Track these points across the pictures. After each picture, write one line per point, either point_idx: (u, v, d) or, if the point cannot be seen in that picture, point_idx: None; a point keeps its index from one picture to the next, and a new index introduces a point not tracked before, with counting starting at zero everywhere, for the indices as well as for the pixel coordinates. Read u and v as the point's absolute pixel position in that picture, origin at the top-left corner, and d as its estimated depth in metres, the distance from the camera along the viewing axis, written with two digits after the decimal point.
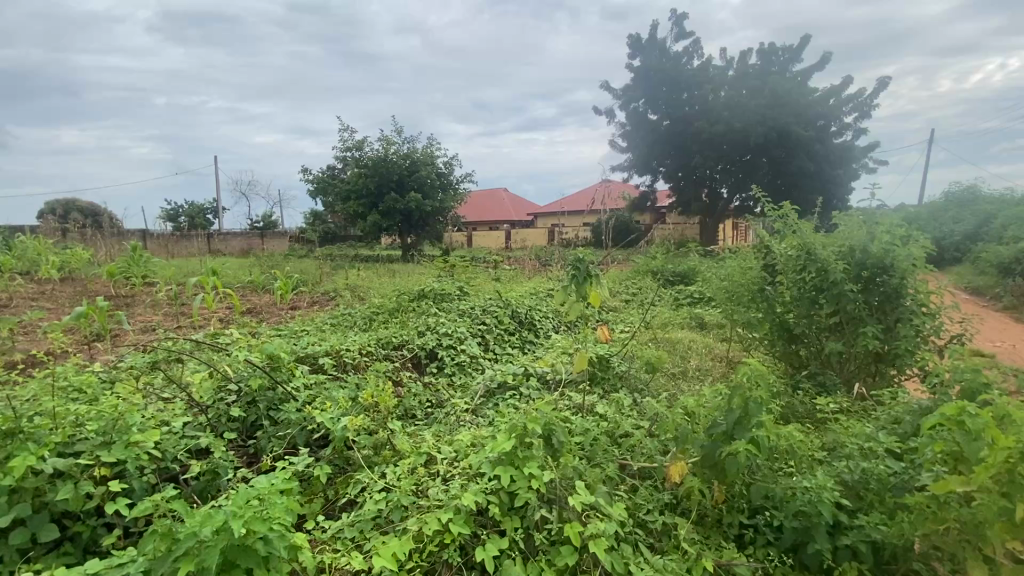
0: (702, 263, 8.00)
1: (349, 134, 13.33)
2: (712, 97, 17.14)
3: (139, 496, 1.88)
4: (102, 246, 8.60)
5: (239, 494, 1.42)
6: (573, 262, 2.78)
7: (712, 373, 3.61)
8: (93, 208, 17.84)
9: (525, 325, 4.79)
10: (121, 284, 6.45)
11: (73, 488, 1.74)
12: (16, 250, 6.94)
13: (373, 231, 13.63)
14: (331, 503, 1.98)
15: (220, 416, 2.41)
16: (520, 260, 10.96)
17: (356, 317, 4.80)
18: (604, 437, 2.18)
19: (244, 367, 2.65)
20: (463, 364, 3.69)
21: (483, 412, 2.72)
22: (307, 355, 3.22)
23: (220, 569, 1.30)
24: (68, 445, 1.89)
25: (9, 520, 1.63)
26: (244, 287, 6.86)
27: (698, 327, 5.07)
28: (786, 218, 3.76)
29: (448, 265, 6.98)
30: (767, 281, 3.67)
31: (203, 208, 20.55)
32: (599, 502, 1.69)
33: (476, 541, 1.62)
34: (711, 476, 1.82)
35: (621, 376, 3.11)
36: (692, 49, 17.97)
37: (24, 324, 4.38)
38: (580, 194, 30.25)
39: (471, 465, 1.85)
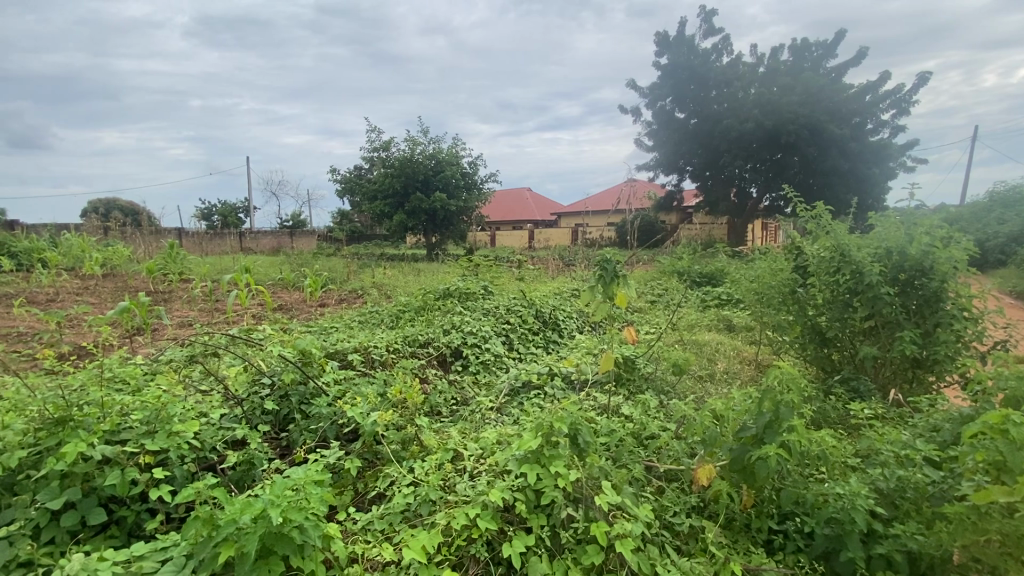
0: (729, 264, 7.86)
1: (376, 134, 13.59)
2: (741, 95, 16.80)
3: (181, 484, 1.97)
4: (141, 244, 8.96)
5: (275, 483, 1.47)
6: (600, 261, 2.76)
7: (741, 376, 3.55)
8: (133, 208, 18.62)
9: (548, 324, 4.79)
10: (159, 280, 6.70)
11: (119, 475, 1.82)
12: (61, 247, 7.26)
13: (398, 230, 13.83)
14: (361, 496, 2.03)
15: (254, 409, 2.50)
16: (544, 260, 10.97)
17: (383, 315, 4.89)
18: (630, 437, 2.18)
19: (278, 362, 2.73)
20: (487, 362, 3.73)
21: (508, 410, 2.74)
22: (337, 351, 3.30)
23: (260, 554, 1.35)
24: (115, 433, 1.98)
25: (61, 503, 1.74)
26: (275, 285, 7.06)
27: (726, 329, 4.98)
28: (819, 218, 3.67)
29: (472, 265, 7.03)
30: (798, 282, 3.58)
31: (235, 208, 21.18)
32: (625, 503, 1.69)
33: (503, 537, 1.64)
34: (740, 479, 1.80)
35: (647, 377, 3.10)
36: (721, 45, 17.66)
37: (71, 318, 4.61)
38: (604, 194, 30.04)
39: (498, 463, 1.87)
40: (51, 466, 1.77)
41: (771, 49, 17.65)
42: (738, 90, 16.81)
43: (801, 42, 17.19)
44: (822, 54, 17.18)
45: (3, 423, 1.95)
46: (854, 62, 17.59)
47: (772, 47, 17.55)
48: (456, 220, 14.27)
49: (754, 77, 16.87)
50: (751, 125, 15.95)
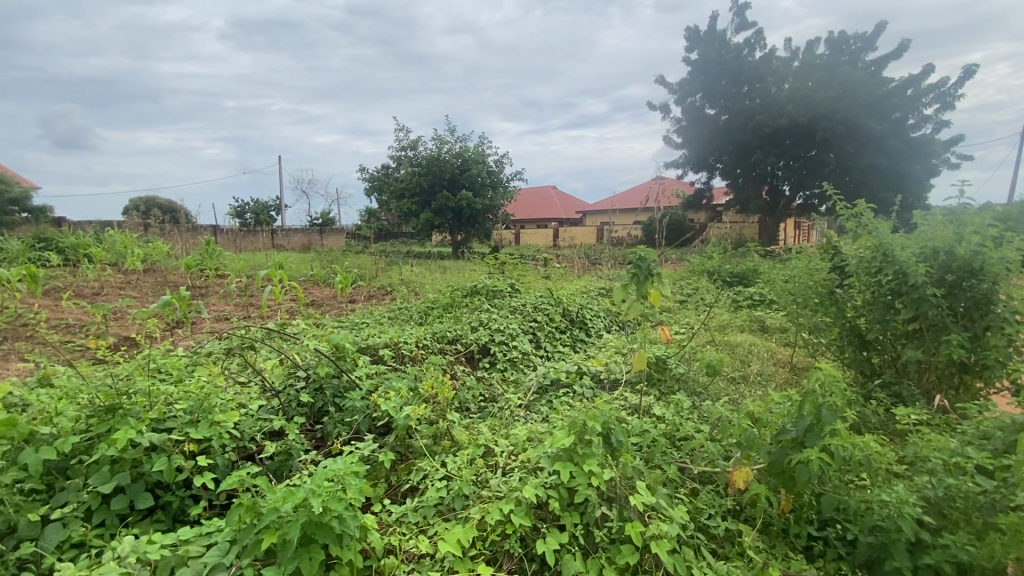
0: (761, 264, 7.67)
1: (404, 134, 13.81)
2: (775, 90, 16.35)
3: (223, 472, 2.04)
4: (179, 241, 9.29)
5: (316, 473, 1.50)
6: (633, 258, 2.73)
7: (776, 379, 3.45)
8: (171, 206, 19.34)
9: (576, 323, 4.76)
10: (197, 275, 6.92)
11: (166, 461, 1.90)
12: (105, 242, 7.56)
13: (425, 228, 13.97)
14: (394, 489, 2.06)
15: (291, 400, 2.57)
16: (570, 258, 10.92)
17: (412, 312, 4.95)
18: (662, 438, 2.14)
19: (312, 356, 2.80)
20: (515, 360, 3.73)
21: (537, 408, 2.74)
22: (368, 347, 3.37)
23: (301, 542, 1.40)
24: (161, 421, 2.06)
25: (112, 487, 1.82)
26: (306, 281, 7.21)
27: (759, 331, 4.86)
28: (859, 217, 3.53)
29: (498, 262, 7.05)
30: (837, 283, 3.46)
31: (267, 206, 21.79)
32: (659, 504, 1.68)
33: (537, 534, 1.63)
34: (778, 483, 1.76)
35: (679, 378, 3.04)
36: (754, 40, 17.22)
37: (116, 311, 4.81)
38: (630, 192, 29.73)
39: (530, 459, 1.87)
40: (103, 451, 1.85)
41: (806, 43, 17.13)
42: (771, 85, 16.36)
43: (838, 35, 16.61)
44: (862, 47, 16.58)
45: (57, 409, 2.04)
46: (895, 54, 16.93)
47: (808, 41, 17.03)
48: (482, 218, 14.31)
49: (789, 72, 16.41)
50: (784, 120, 15.49)
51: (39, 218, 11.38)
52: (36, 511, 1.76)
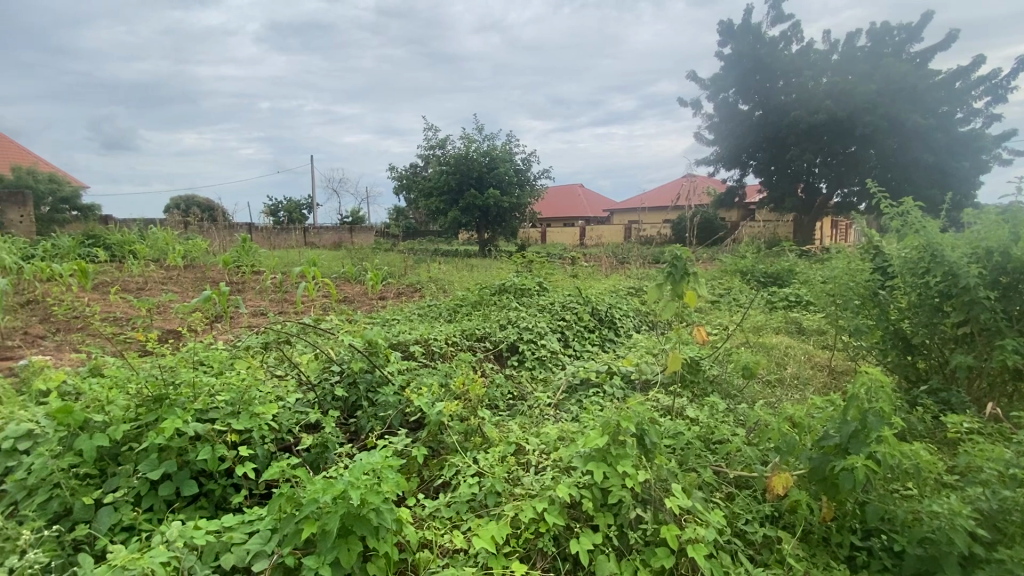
0: (798, 264, 7.45)
1: (433, 133, 13.97)
2: (812, 84, 15.81)
3: (263, 462, 2.10)
4: (217, 239, 9.61)
5: (355, 466, 1.53)
6: (669, 257, 2.67)
7: (815, 383, 3.34)
8: (209, 204, 20.02)
9: (605, 322, 4.72)
10: (234, 272, 7.15)
11: (210, 451, 1.97)
12: (148, 239, 7.87)
13: (452, 226, 14.09)
14: (427, 484, 2.08)
15: (326, 395, 2.63)
16: (598, 256, 10.83)
17: (440, 309, 4.99)
18: (697, 441, 2.10)
19: (347, 351, 2.86)
20: (543, 359, 3.72)
21: (567, 407, 2.72)
22: (400, 343, 3.42)
23: (340, 534, 1.43)
24: (205, 411, 2.13)
25: (159, 474, 1.90)
26: (338, 278, 7.37)
27: (795, 333, 4.71)
28: (907, 215, 3.39)
29: (526, 261, 7.04)
30: (881, 284, 3.32)
31: (299, 204, 22.35)
32: (695, 507, 1.65)
33: (570, 533, 1.62)
34: (820, 490, 1.71)
35: (713, 380, 2.97)
36: (791, 33, 16.69)
37: (159, 306, 5.01)
38: (660, 190, 29.26)
39: (563, 459, 1.85)
40: (152, 439, 1.94)
41: (846, 35, 16.52)
42: (808, 79, 15.82)
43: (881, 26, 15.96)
44: (906, 39, 15.88)
45: (109, 398, 2.14)
46: (943, 45, 16.17)
47: (848, 33, 16.42)
48: (509, 217, 14.34)
49: (827, 65, 15.84)
50: (822, 115, 14.95)
51: (88, 215, 11.96)
52: (91, 494, 1.86)
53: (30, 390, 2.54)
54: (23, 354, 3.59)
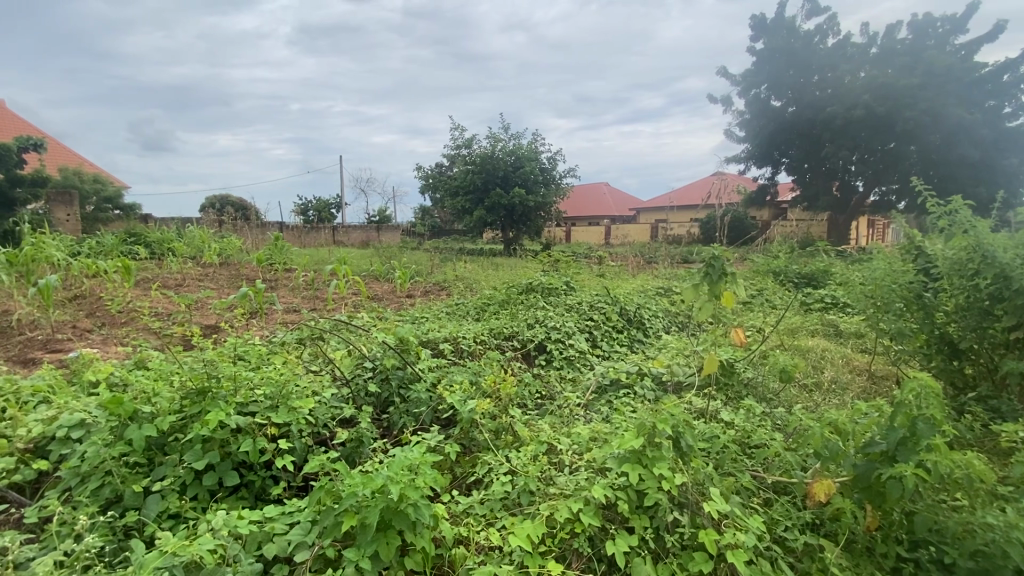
0: (835, 265, 7.23)
1: (458, 133, 14.08)
2: (849, 79, 15.30)
3: (300, 455, 2.15)
4: (250, 238, 9.89)
5: (395, 461, 1.56)
6: (705, 257, 2.63)
7: (854, 388, 3.22)
8: (242, 204, 20.59)
9: (633, 323, 4.67)
10: (268, 270, 7.34)
11: (251, 443, 2.03)
12: (186, 237, 8.13)
13: (478, 226, 14.15)
14: (459, 481, 2.11)
15: (359, 390, 2.67)
16: (624, 256, 10.72)
17: (468, 308, 5.03)
18: (733, 445, 2.06)
19: (379, 348, 2.91)
20: (571, 358, 3.71)
21: (597, 408, 2.70)
22: (430, 340, 3.47)
23: (379, 528, 1.46)
24: (245, 405, 2.20)
25: (204, 464, 1.97)
26: (367, 276, 7.50)
27: (833, 336, 4.57)
28: (954, 215, 3.25)
29: (552, 260, 7.02)
30: (927, 286, 3.18)
31: (328, 203, 22.80)
32: (734, 512, 1.62)
33: (604, 534, 1.62)
34: (864, 499, 1.66)
35: (748, 383, 2.91)
36: (827, 26, 16.17)
37: (198, 302, 5.19)
38: (688, 189, 28.78)
39: (596, 459, 1.85)
40: (197, 430, 2.01)
41: (886, 28, 15.93)
42: (845, 73, 15.33)
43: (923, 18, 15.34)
44: (950, 30, 15.24)
45: (155, 390, 2.23)
46: (990, 37, 15.46)
47: (888, 25, 15.84)
48: (534, 216, 14.33)
49: (865, 59, 15.30)
50: (860, 111, 14.45)
51: (129, 214, 12.47)
52: (140, 482, 1.93)
53: (81, 380, 2.67)
54: (73, 346, 3.77)
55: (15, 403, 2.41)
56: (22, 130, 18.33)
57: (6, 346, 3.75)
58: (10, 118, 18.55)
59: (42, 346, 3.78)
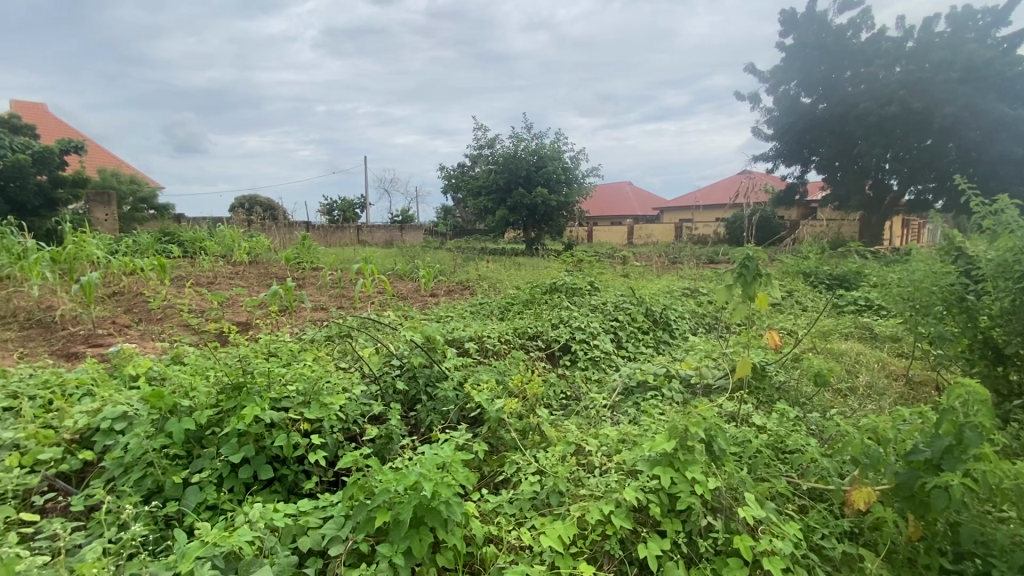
0: (868, 266, 7.01)
1: (482, 133, 14.18)
2: (884, 74, 14.81)
3: (332, 450, 2.19)
4: (278, 237, 10.11)
5: (427, 459, 1.58)
6: (738, 257, 2.58)
7: (891, 393, 3.13)
8: (269, 203, 21.05)
9: (659, 324, 4.61)
10: (296, 268, 7.48)
11: (286, 438, 2.08)
12: (217, 236, 8.34)
13: (500, 225, 14.18)
14: (488, 480, 2.12)
15: (388, 388, 2.70)
16: (648, 256, 10.60)
17: (492, 307, 5.05)
18: (767, 449, 2.02)
19: (407, 346, 2.94)
20: (597, 359, 3.69)
21: (624, 410, 2.68)
22: (456, 339, 3.49)
23: (411, 525, 1.49)
24: (279, 400, 2.25)
25: (239, 457, 2.02)
26: (391, 275, 7.58)
27: (868, 340, 4.42)
28: (999, 214, 3.12)
29: (576, 260, 6.99)
30: (969, 289, 3.05)
31: (353, 203, 23.16)
32: (770, 518, 1.59)
33: (636, 537, 1.61)
34: (907, 508, 1.61)
35: (780, 387, 2.84)
36: (860, 20, 15.68)
37: (230, 299, 5.34)
38: (714, 188, 28.28)
39: (626, 461, 1.83)
40: (233, 424, 2.06)
41: (923, 21, 15.38)
42: (879, 68, 14.84)
43: (963, 10, 14.75)
44: (991, 22, 14.61)
45: (193, 384, 2.29)
46: None
47: (925, 18, 15.27)
48: (556, 216, 14.29)
49: (901, 53, 14.79)
50: (895, 107, 13.99)
51: (163, 214, 12.88)
52: (179, 474, 2.00)
53: (122, 374, 2.77)
54: (112, 341, 3.91)
55: (61, 396, 2.51)
56: (64, 134, 19.13)
57: (50, 340, 3.92)
58: (52, 121, 19.34)
59: (84, 340, 3.94)
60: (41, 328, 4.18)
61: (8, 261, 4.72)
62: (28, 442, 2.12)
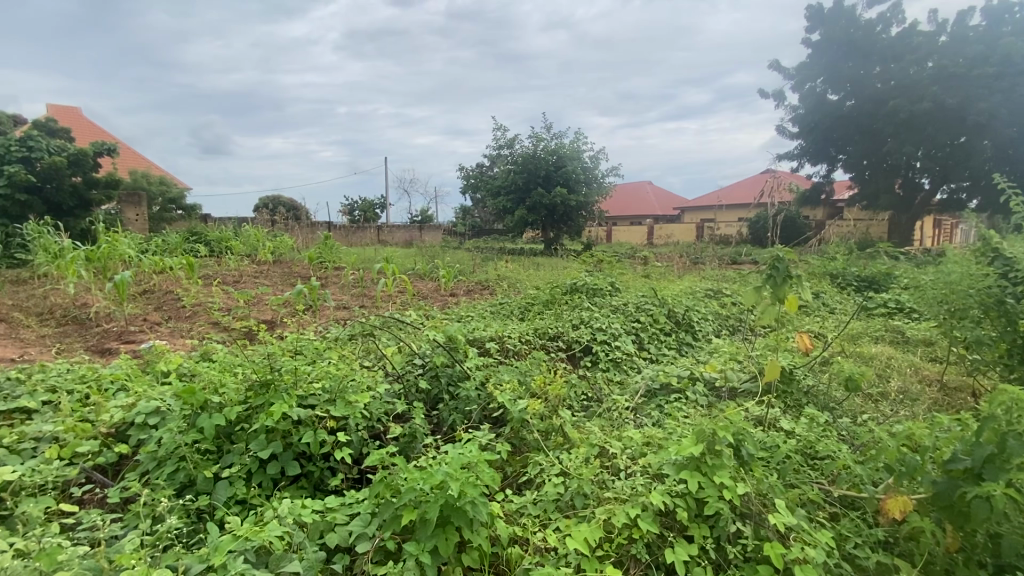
0: (898, 268, 6.82)
1: (501, 134, 14.22)
2: (916, 69, 14.38)
3: (357, 447, 2.22)
4: (301, 237, 10.29)
5: (453, 459, 1.60)
6: (767, 259, 2.53)
7: (925, 399, 3.03)
8: (292, 203, 21.44)
9: (681, 325, 4.55)
10: (318, 267, 7.60)
11: (312, 434, 2.12)
12: (242, 236, 8.52)
13: (519, 225, 14.18)
14: (511, 480, 2.12)
15: (411, 386, 2.73)
16: (669, 256, 10.48)
17: (512, 307, 5.05)
18: (796, 455, 1.98)
19: (429, 345, 2.97)
20: (618, 361, 3.66)
21: (647, 412, 2.65)
22: (477, 339, 3.51)
23: (437, 523, 1.50)
24: (305, 398, 2.29)
25: (268, 453, 2.06)
26: (411, 275, 7.64)
27: (899, 344, 4.29)
28: None
29: (595, 260, 6.95)
30: (1009, 292, 2.93)
31: (373, 203, 23.44)
32: (801, 525, 1.56)
33: (663, 542, 1.59)
34: (944, 518, 1.57)
35: (809, 391, 2.77)
36: (890, 14, 15.23)
37: (256, 298, 5.45)
38: (737, 187, 27.81)
39: (652, 465, 1.82)
40: (262, 421, 2.10)
41: (957, 14, 14.89)
42: (910, 64, 14.41)
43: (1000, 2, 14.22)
44: None
45: (222, 381, 2.34)
46: None
47: (960, 11, 14.77)
48: (575, 216, 14.24)
49: (934, 48, 14.33)
50: (927, 103, 13.57)
51: (190, 214, 13.22)
52: (210, 469, 2.05)
53: (154, 370, 2.85)
54: (144, 338, 4.03)
55: (97, 390, 2.60)
56: (98, 136, 19.80)
57: (85, 337, 4.05)
58: (86, 124, 20.02)
59: (117, 336, 4.06)
60: (76, 324, 4.33)
61: (46, 260, 4.91)
62: (67, 435, 2.20)
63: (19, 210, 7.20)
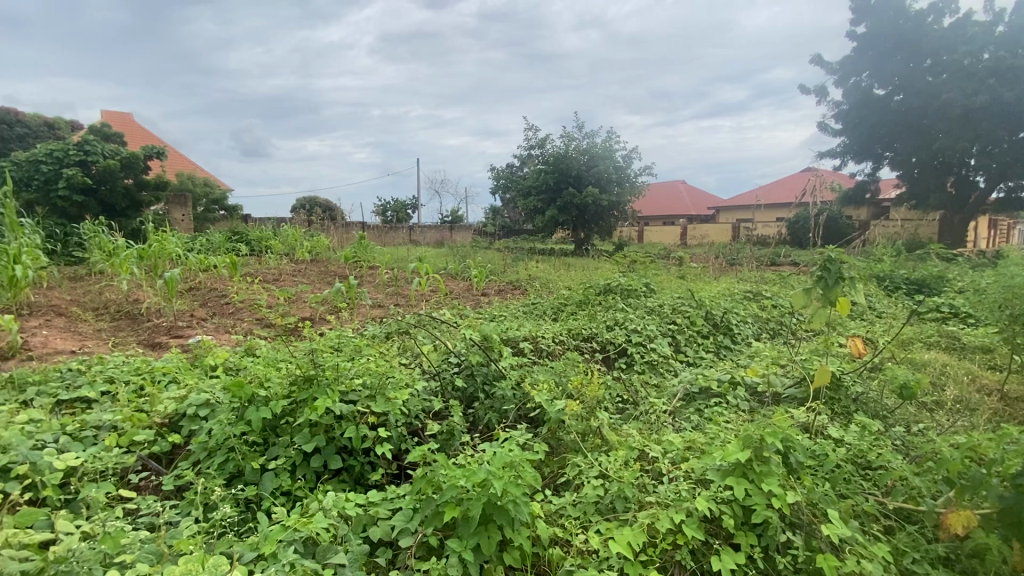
0: (952, 270, 6.48)
1: (533, 133, 14.22)
2: (971, 61, 13.66)
3: (396, 442, 2.26)
4: (336, 236, 10.52)
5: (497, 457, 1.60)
6: (818, 260, 2.44)
7: (984, 409, 2.87)
8: (327, 204, 21.97)
9: (720, 328, 4.44)
10: (354, 266, 7.77)
11: (354, 429, 2.16)
12: (281, 235, 8.79)
13: (549, 225, 14.13)
14: (549, 480, 2.12)
15: (446, 384, 2.75)
16: (703, 257, 10.24)
17: (545, 307, 5.04)
18: (846, 464, 1.90)
19: (465, 344, 2.99)
20: (654, 363, 3.61)
21: (686, 416, 2.60)
22: (511, 339, 3.52)
23: (480, 521, 1.52)
24: (346, 394, 2.34)
25: (312, 447, 2.12)
26: (444, 274, 7.71)
27: (955, 350, 4.07)
28: None
29: (628, 260, 6.87)
30: None
31: (405, 204, 23.78)
32: (855, 538, 1.50)
33: (708, 549, 1.56)
34: (1011, 535, 1.46)
35: (858, 399, 2.66)
36: (943, 4, 14.51)
37: (295, 295, 5.62)
38: (776, 186, 26.97)
39: (694, 469, 1.78)
40: (306, 415, 2.16)
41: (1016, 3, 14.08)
42: (964, 55, 13.70)
43: None
44: None
45: (267, 376, 2.41)
46: None
47: None
48: (607, 216, 14.11)
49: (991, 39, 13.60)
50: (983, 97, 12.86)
51: (232, 215, 13.73)
52: (257, 460, 2.12)
53: (202, 364, 2.97)
54: (192, 333, 4.21)
55: (150, 382, 2.73)
56: (147, 140, 20.78)
57: (137, 331, 4.25)
58: (136, 128, 21.02)
59: (167, 331, 4.26)
60: (129, 319, 4.56)
61: (102, 258, 5.19)
62: (124, 424, 2.31)
63: (76, 210, 7.62)
